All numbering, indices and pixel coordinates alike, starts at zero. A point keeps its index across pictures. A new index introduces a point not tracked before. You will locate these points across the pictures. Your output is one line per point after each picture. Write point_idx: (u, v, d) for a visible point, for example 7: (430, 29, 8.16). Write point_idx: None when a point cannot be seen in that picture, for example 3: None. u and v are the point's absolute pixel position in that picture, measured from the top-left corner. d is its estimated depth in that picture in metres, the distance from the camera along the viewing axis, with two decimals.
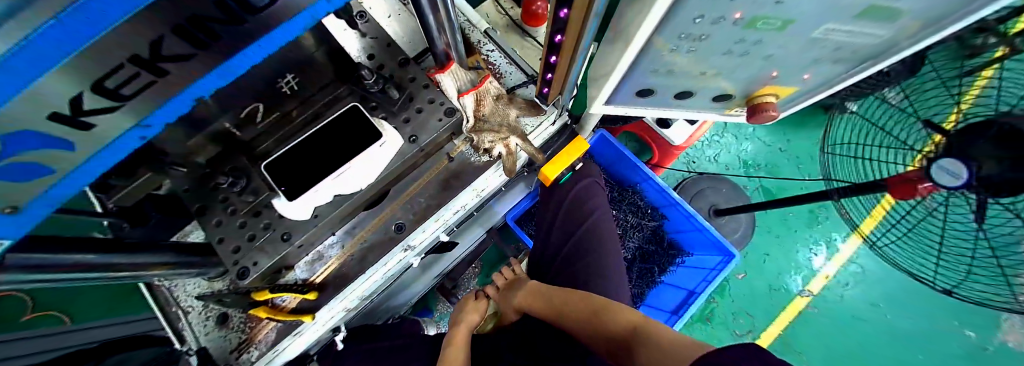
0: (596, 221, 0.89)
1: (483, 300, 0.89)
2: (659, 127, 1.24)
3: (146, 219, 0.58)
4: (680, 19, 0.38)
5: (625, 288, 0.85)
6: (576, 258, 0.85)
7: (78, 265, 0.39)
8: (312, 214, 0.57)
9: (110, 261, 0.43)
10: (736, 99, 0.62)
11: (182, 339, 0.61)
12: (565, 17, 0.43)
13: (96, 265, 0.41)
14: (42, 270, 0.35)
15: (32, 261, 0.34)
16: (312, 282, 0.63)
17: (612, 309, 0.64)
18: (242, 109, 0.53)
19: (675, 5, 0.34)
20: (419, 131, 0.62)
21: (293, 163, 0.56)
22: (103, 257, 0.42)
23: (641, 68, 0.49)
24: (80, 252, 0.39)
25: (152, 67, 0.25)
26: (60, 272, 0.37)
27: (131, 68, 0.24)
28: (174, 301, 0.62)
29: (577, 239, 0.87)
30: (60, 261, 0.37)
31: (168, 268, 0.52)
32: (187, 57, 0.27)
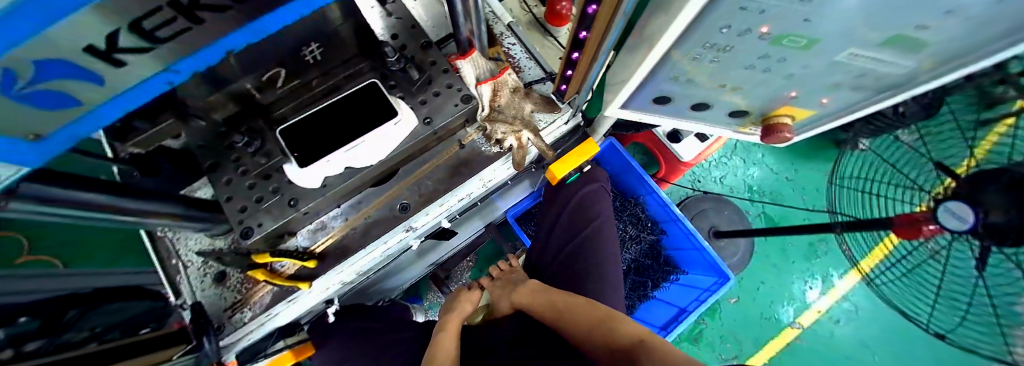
0: (599, 227, 0.89)
1: (476, 291, 0.89)
2: (670, 141, 1.24)
3: (157, 170, 0.59)
4: (707, 28, 0.38)
5: (620, 297, 0.85)
6: (575, 260, 0.86)
7: (86, 204, 0.39)
8: (320, 183, 0.58)
9: (119, 206, 0.44)
10: (752, 116, 0.62)
11: (177, 292, 0.61)
12: (592, 14, 0.43)
13: (104, 206, 0.42)
14: (51, 204, 0.36)
15: (42, 194, 0.34)
16: (313, 251, 0.63)
17: (614, 319, 0.64)
18: (263, 73, 0.54)
19: (704, 11, 0.34)
20: (434, 114, 0.62)
21: (309, 131, 0.57)
22: (112, 200, 0.43)
23: (662, 74, 0.49)
24: (89, 192, 0.40)
25: (190, 15, 0.26)
26: (67, 208, 0.38)
27: (168, 12, 0.24)
28: (173, 254, 0.62)
29: (577, 241, 0.87)
30: (68, 198, 0.37)
31: (173, 220, 0.53)
32: (223, 9, 0.27)
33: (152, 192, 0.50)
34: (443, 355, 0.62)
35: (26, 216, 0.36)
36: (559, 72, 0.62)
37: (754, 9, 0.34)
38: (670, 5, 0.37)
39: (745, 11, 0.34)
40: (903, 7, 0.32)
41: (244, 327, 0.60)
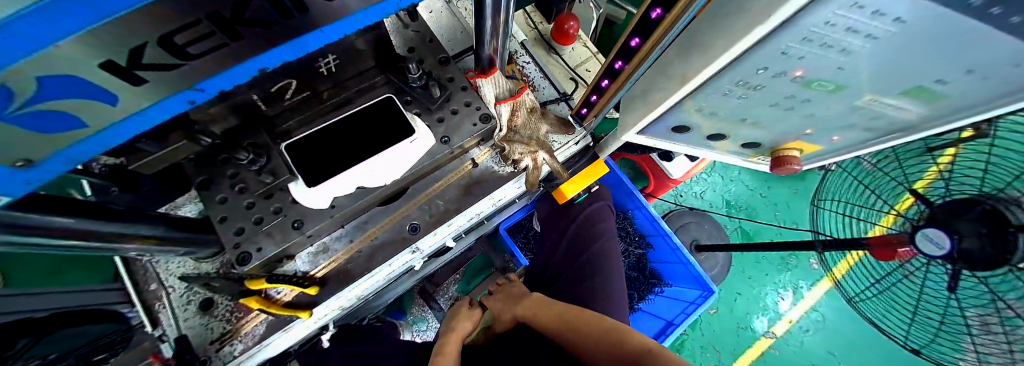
0: (605, 245, 0.87)
1: (477, 309, 0.82)
2: (661, 159, 1.23)
3: (138, 186, 0.53)
4: (744, 69, 0.39)
5: (621, 304, 0.81)
6: (580, 277, 0.82)
7: (65, 230, 0.34)
8: (330, 204, 0.54)
9: (99, 231, 0.38)
10: (765, 148, 0.64)
11: (156, 323, 0.54)
12: (635, 47, 0.45)
13: (84, 232, 0.37)
14: (24, 232, 0.30)
15: (17, 221, 0.29)
16: (313, 277, 0.58)
17: (611, 331, 0.60)
18: (274, 84, 0.50)
19: (743, 56, 0.35)
20: (451, 133, 0.60)
21: (319, 147, 0.53)
22: (94, 223, 0.37)
23: (690, 106, 0.50)
24: (70, 216, 0.34)
25: (229, 30, 0.23)
26: (39, 236, 0.32)
27: (206, 26, 0.21)
28: (154, 279, 0.56)
29: (579, 258, 0.85)
30: (43, 225, 0.32)
31: (150, 244, 0.46)
32: (267, 25, 0.24)
33: (136, 213, 0.44)
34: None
35: None
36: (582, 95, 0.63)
37: (793, 55, 0.36)
38: (708, 46, 0.38)
39: (785, 56, 0.36)
40: (927, 59, 0.34)
41: (233, 361, 0.54)
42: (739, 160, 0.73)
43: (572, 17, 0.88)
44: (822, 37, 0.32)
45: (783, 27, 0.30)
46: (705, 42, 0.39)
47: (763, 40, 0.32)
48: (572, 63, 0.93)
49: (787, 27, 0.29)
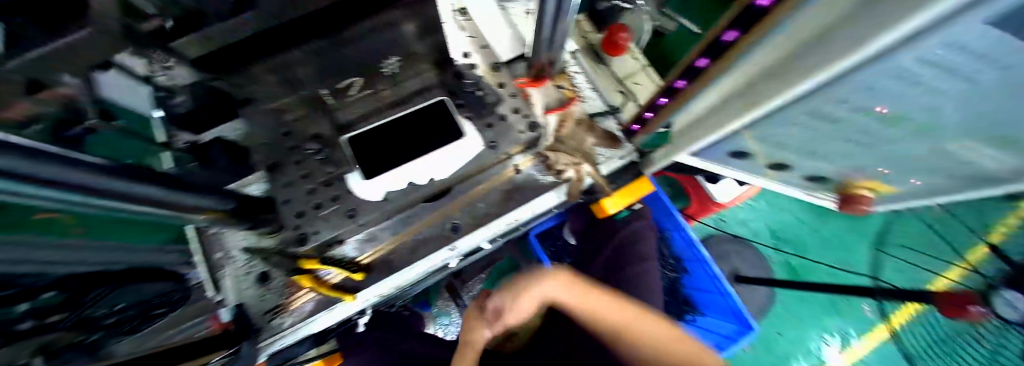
0: (646, 265, 0.80)
1: None
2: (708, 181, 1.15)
3: (212, 161, 0.58)
4: (821, 100, 0.37)
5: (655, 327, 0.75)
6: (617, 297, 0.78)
7: (142, 199, 0.38)
8: (382, 197, 0.57)
9: (178, 201, 0.43)
10: (831, 186, 0.61)
11: (218, 288, 0.59)
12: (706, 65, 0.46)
13: (158, 201, 0.40)
14: (110, 197, 0.33)
15: (105, 188, 0.32)
16: (360, 263, 0.61)
17: (671, 343, 0.57)
18: (342, 80, 0.54)
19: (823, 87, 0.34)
20: (499, 138, 0.61)
21: (376, 142, 0.56)
22: (170, 193, 0.41)
23: (755, 134, 0.48)
24: (151, 186, 0.38)
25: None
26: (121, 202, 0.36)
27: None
28: (219, 247, 0.61)
29: (618, 277, 0.82)
30: (124, 194, 0.35)
31: (217, 216, 0.51)
32: None
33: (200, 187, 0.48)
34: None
35: (83, 207, 0.34)
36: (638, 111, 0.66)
37: (880, 91, 0.33)
38: (780, 74, 0.37)
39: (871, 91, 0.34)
40: None
41: (283, 333, 0.59)
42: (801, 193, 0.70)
43: (625, 28, 0.87)
44: (914, 76, 0.30)
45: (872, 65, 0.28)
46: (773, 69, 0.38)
47: (845, 75, 0.30)
48: (620, 74, 0.91)
49: (865, 68, 0.28)
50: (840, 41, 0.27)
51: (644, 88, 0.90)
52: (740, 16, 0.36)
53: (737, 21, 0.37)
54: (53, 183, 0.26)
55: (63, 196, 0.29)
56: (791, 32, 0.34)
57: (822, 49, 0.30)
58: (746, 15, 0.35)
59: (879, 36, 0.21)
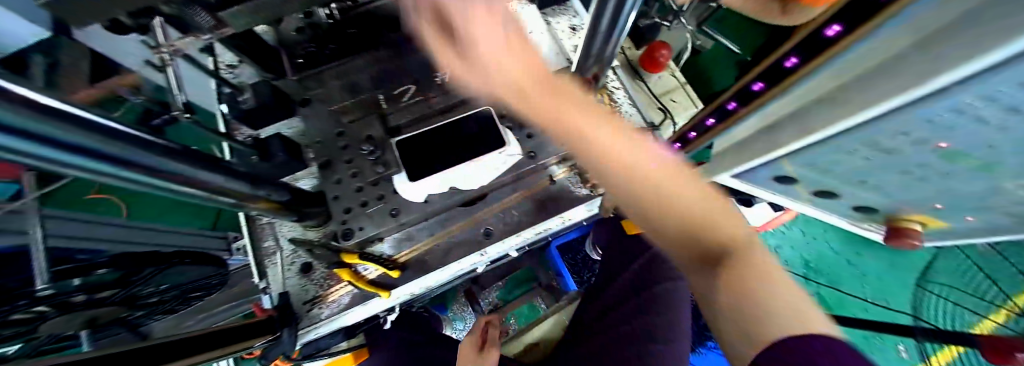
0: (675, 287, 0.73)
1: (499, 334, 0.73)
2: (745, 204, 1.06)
3: (271, 156, 0.61)
4: (874, 130, 0.37)
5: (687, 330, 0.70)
6: (638, 314, 0.71)
7: (206, 185, 0.41)
8: (424, 199, 0.59)
9: (238, 190, 0.46)
10: (883, 215, 0.60)
11: (263, 275, 0.63)
12: (757, 91, 0.50)
13: (221, 188, 0.43)
14: (178, 181, 0.37)
15: (173, 169, 0.35)
16: (396, 260, 0.63)
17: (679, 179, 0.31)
18: (397, 87, 0.57)
19: (879, 118, 0.34)
20: (538, 149, 0.64)
21: (422, 145, 0.59)
22: (232, 183, 0.45)
23: (802, 159, 0.49)
24: (215, 174, 0.41)
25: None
26: (188, 187, 0.39)
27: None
28: (269, 237, 0.65)
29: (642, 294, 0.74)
30: (189, 179, 0.38)
31: (272, 207, 0.54)
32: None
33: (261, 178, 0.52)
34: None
35: (156, 190, 0.37)
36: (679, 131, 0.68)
37: (940, 125, 0.33)
38: (837, 103, 0.37)
39: (930, 125, 0.33)
40: None
41: (321, 323, 0.61)
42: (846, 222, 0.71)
43: (666, 45, 0.88)
44: (976, 113, 0.30)
45: (927, 101, 0.28)
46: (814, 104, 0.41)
47: (904, 108, 0.30)
48: (658, 90, 0.95)
49: (926, 103, 0.29)
50: (897, 77, 0.30)
51: (681, 106, 0.94)
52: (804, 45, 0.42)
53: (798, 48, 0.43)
54: (117, 161, 0.28)
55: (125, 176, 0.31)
56: (844, 66, 0.37)
57: (872, 84, 0.33)
58: (811, 44, 0.41)
59: (943, 70, 0.24)
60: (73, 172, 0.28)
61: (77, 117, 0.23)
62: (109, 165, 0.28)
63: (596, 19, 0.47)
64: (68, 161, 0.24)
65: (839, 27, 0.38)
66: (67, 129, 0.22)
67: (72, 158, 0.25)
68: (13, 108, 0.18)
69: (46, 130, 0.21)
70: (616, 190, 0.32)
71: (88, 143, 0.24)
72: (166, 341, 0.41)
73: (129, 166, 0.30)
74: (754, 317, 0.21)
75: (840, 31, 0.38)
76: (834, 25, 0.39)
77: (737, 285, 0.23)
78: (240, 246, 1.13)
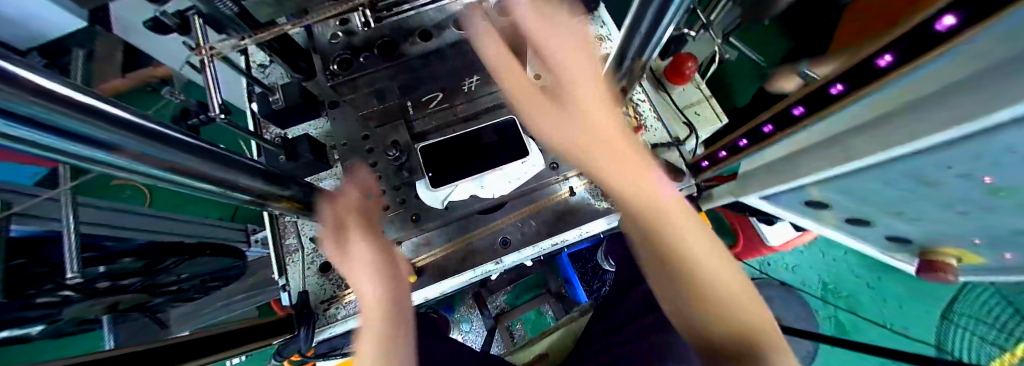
0: None
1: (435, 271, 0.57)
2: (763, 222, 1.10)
3: (297, 155, 0.63)
4: (917, 161, 0.36)
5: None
6: (655, 331, 0.68)
7: (233, 184, 0.42)
8: (444, 205, 0.60)
9: (266, 191, 0.48)
10: (916, 245, 0.58)
11: (283, 272, 0.64)
12: (797, 116, 0.46)
13: (247, 188, 0.44)
14: (204, 180, 0.38)
15: (200, 168, 0.36)
16: (414, 265, 0.64)
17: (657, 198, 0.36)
18: (426, 94, 0.57)
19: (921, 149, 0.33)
20: (561, 160, 0.63)
21: (446, 152, 0.60)
22: (258, 182, 0.46)
23: (837, 184, 0.48)
24: (243, 174, 0.42)
25: None
26: (213, 186, 0.40)
27: None
28: (292, 234, 0.66)
29: (657, 313, 0.70)
30: (216, 178, 0.39)
31: (295, 208, 0.56)
32: None
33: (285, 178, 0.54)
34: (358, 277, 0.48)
35: (186, 187, 0.38)
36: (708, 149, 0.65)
37: (990, 161, 0.32)
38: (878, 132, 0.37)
39: (979, 161, 0.32)
40: None
41: (337, 323, 0.61)
42: (877, 250, 0.69)
43: (692, 59, 0.87)
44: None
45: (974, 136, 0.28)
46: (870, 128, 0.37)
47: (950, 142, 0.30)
48: (682, 103, 0.94)
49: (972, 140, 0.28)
50: (928, 118, 0.30)
51: (705, 119, 0.93)
52: (848, 70, 0.37)
53: (840, 74, 0.38)
54: (135, 154, 0.28)
55: (142, 169, 0.31)
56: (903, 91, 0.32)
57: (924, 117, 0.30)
58: (853, 71, 0.36)
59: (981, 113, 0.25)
60: (95, 164, 0.29)
61: (99, 110, 0.23)
62: (126, 157, 0.28)
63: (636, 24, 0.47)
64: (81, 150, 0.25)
65: (892, 57, 0.32)
66: (80, 120, 0.22)
67: (82, 147, 0.25)
68: (23, 97, 0.18)
69: (57, 120, 0.21)
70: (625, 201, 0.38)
71: (103, 134, 0.24)
72: (179, 341, 0.40)
73: (147, 160, 0.30)
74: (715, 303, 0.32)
75: (893, 60, 0.31)
76: (887, 55, 0.32)
77: (719, 290, 0.32)
78: (259, 239, 1.16)
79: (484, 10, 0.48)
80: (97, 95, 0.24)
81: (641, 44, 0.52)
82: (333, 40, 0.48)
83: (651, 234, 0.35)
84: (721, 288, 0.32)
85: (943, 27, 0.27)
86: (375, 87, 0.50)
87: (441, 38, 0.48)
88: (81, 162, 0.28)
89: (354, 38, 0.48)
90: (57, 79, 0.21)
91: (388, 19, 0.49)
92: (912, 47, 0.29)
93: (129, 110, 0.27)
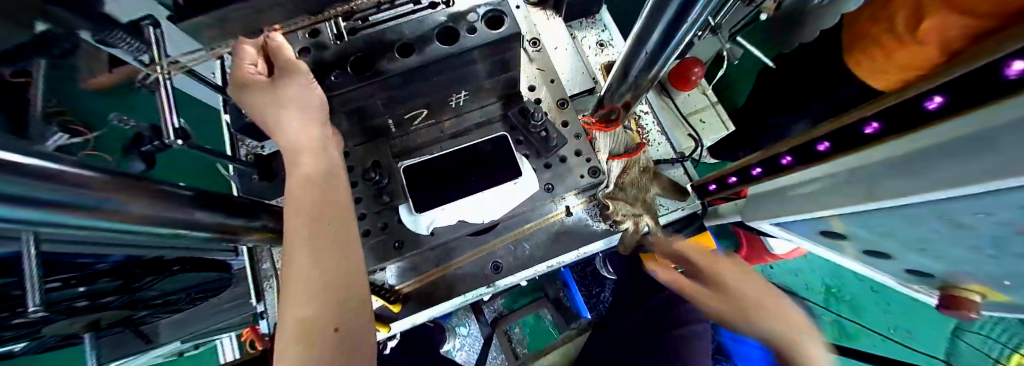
0: (691, 331, 0.72)
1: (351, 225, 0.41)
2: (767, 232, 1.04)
3: (271, 174, 0.59)
4: (945, 208, 0.32)
5: (709, 347, 0.73)
6: (656, 357, 0.70)
7: (189, 222, 0.39)
8: (429, 231, 0.56)
9: (228, 223, 0.45)
10: (937, 279, 0.54)
11: (261, 298, 0.61)
12: (822, 151, 0.41)
13: (206, 223, 0.41)
14: (151, 222, 0.35)
15: (143, 212, 0.33)
16: (398, 291, 0.61)
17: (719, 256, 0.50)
18: (408, 112, 0.52)
19: (947, 199, 0.29)
20: (556, 181, 0.58)
21: (431, 172, 0.56)
22: (216, 215, 0.42)
23: (856, 217, 0.44)
24: (198, 211, 0.40)
25: None
26: (164, 226, 0.37)
27: None
28: (267, 259, 0.63)
29: (659, 339, 0.73)
30: (165, 219, 0.36)
31: (265, 236, 0.53)
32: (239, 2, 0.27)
33: (253, 207, 0.50)
34: (297, 243, 0.36)
35: (134, 230, 0.35)
36: (718, 173, 0.60)
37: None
38: (905, 177, 0.33)
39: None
40: None
41: None
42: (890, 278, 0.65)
43: (698, 63, 0.81)
44: None
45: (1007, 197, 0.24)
46: (886, 170, 0.35)
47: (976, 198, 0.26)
48: (687, 110, 0.89)
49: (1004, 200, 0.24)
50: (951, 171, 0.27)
51: (711, 127, 0.88)
52: (836, 130, 0.39)
53: (828, 133, 0.40)
54: (68, 207, 0.25)
55: (83, 221, 0.29)
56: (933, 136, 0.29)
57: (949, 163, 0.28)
58: (841, 132, 0.38)
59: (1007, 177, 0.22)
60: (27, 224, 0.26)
61: (33, 170, 0.21)
62: (57, 212, 0.25)
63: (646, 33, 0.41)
64: (9, 213, 0.22)
65: (879, 125, 0.34)
66: (9, 184, 0.20)
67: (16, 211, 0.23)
68: None
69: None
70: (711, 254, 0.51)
71: (26, 197, 0.22)
72: None
73: (85, 213, 0.27)
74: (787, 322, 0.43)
75: (880, 128, 0.33)
76: (873, 122, 0.34)
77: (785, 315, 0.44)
78: None
79: (471, 22, 0.43)
80: (26, 152, 0.22)
81: (647, 59, 0.47)
82: (300, 54, 0.42)
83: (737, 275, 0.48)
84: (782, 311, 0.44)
85: (932, 106, 0.28)
86: (351, 107, 0.45)
87: (423, 53, 0.42)
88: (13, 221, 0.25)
89: (325, 52, 0.42)
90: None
91: (363, 31, 0.42)
92: (898, 121, 0.32)
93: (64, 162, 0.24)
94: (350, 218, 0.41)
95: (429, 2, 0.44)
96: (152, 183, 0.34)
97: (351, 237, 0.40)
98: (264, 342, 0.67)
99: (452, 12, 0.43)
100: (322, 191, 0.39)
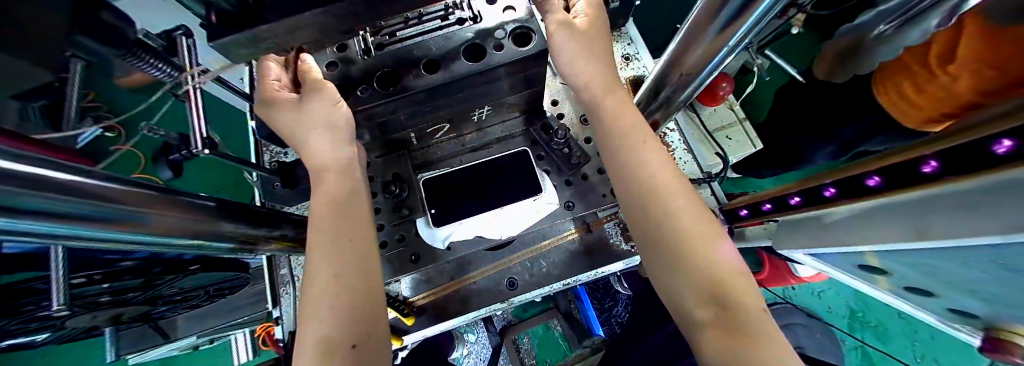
0: None
1: (369, 223, 0.41)
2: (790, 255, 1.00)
3: (294, 182, 0.59)
4: (1011, 261, 0.29)
5: None
6: None
7: (215, 233, 0.39)
8: (445, 246, 0.54)
9: (250, 234, 0.45)
10: (984, 321, 0.50)
11: (277, 304, 0.62)
12: (871, 188, 0.36)
13: (230, 234, 0.42)
14: (181, 234, 0.35)
15: (173, 225, 0.33)
16: (412, 304, 0.60)
17: (702, 215, 0.34)
18: (431, 126, 0.52)
19: (1013, 251, 0.27)
20: (577, 199, 0.56)
21: (451, 185, 0.55)
22: (240, 226, 0.43)
23: (899, 255, 0.41)
24: (225, 222, 0.40)
25: (226, 15, 0.26)
26: (191, 238, 0.37)
27: (279, 30, 0.27)
28: (285, 265, 0.64)
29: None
30: (193, 231, 0.36)
31: (284, 245, 0.53)
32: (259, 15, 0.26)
33: (276, 216, 0.51)
34: (319, 248, 0.36)
35: (161, 242, 0.36)
36: (757, 197, 0.59)
37: None
38: (953, 223, 0.29)
39: None
40: None
41: None
42: (930, 314, 0.61)
43: (727, 78, 0.78)
44: None
45: None
46: (917, 209, 0.32)
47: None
48: (712, 125, 0.88)
49: None
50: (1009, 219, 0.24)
51: (736, 144, 0.86)
52: (887, 166, 0.33)
53: (879, 167, 0.34)
54: (99, 223, 0.26)
55: (111, 234, 0.29)
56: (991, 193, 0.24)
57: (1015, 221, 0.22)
58: (894, 167, 0.31)
59: None
60: (59, 237, 0.27)
61: (58, 183, 0.21)
62: (90, 225, 0.26)
63: (682, 55, 0.39)
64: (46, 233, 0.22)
65: (937, 164, 0.27)
66: (32, 195, 0.20)
67: (36, 224, 0.23)
68: None
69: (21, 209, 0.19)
70: (697, 213, 0.34)
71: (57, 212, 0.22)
72: None
73: (116, 226, 0.28)
74: (776, 338, 0.28)
75: (939, 167, 0.27)
76: (932, 160, 0.28)
77: (773, 325, 0.29)
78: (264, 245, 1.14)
79: (499, 39, 0.42)
80: (55, 165, 0.22)
81: (680, 81, 0.46)
82: (327, 68, 0.42)
83: (723, 251, 0.32)
84: (768, 314, 0.29)
85: (999, 151, 0.22)
86: (376, 121, 0.44)
87: (449, 70, 0.41)
88: (44, 236, 0.25)
89: (352, 67, 0.42)
90: (14, 156, 0.19)
91: (390, 46, 0.42)
92: (958, 162, 0.25)
93: (95, 176, 0.25)
94: (365, 226, 0.40)
95: (456, 18, 0.43)
96: (180, 194, 0.34)
97: (371, 238, 0.40)
98: (279, 349, 0.67)
99: (479, 28, 0.43)
100: (342, 208, 0.39)
